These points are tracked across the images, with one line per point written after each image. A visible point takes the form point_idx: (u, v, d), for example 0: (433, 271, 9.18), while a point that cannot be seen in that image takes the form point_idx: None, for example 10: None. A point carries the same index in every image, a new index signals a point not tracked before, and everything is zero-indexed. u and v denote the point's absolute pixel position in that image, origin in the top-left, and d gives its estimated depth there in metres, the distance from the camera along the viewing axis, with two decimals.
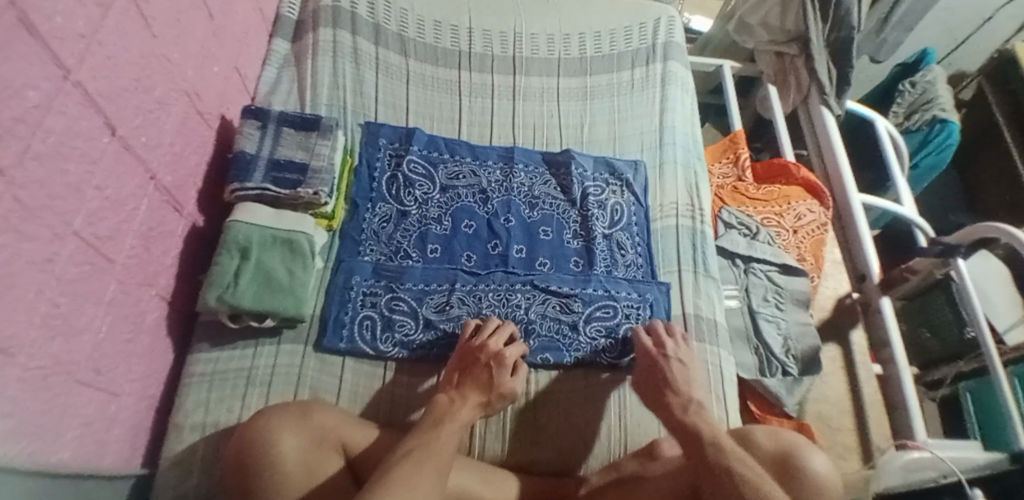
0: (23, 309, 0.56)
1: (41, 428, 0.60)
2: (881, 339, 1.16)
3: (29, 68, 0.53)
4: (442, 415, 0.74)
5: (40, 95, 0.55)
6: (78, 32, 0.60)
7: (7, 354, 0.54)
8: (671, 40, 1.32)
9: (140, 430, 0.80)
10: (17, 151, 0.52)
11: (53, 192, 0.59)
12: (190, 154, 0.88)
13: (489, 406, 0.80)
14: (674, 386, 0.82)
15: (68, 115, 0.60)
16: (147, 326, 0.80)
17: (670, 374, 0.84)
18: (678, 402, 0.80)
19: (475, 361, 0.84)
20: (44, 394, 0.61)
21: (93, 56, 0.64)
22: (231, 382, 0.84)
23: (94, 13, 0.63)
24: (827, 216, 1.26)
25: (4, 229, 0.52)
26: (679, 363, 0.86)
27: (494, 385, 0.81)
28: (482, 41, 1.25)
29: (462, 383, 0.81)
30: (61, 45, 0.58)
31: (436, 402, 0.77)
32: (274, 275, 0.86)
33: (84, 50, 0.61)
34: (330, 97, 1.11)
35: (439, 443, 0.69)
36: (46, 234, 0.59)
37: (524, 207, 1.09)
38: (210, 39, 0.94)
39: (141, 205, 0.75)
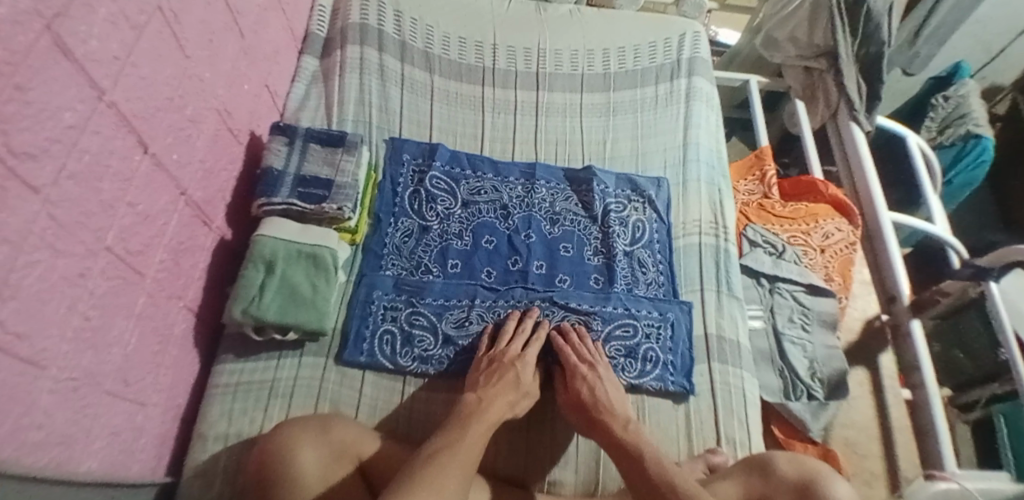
0: (56, 325, 0.59)
1: (70, 437, 0.62)
2: (910, 363, 1.12)
3: (64, 91, 0.55)
4: (470, 413, 0.76)
5: (76, 116, 0.58)
6: (112, 55, 0.63)
7: (39, 367, 0.56)
8: (695, 55, 1.31)
9: (166, 439, 0.82)
10: (52, 171, 0.55)
11: (87, 210, 0.61)
12: (220, 170, 0.91)
13: (517, 406, 0.82)
14: (597, 407, 0.83)
15: (102, 135, 0.62)
16: (175, 338, 0.82)
17: (589, 395, 0.84)
18: (612, 423, 0.80)
19: (500, 363, 0.86)
20: (73, 404, 0.63)
21: (127, 78, 0.66)
22: (255, 393, 0.86)
23: (128, 36, 0.66)
24: (857, 235, 1.23)
25: (39, 246, 0.54)
26: (602, 382, 0.86)
27: (520, 384, 0.84)
28: (506, 58, 1.26)
29: (488, 384, 0.82)
30: (96, 68, 0.60)
31: (465, 402, 0.79)
32: (298, 289, 0.87)
33: (118, 72, 0.64)
34: (356, 113, 1.14)
35: (468, 441, 0.70)
36: (80, 250, 0.61)
37: (545, 223, 1.09)
38: (242, 58, 0.97)
39: (170, 220, 0.78)
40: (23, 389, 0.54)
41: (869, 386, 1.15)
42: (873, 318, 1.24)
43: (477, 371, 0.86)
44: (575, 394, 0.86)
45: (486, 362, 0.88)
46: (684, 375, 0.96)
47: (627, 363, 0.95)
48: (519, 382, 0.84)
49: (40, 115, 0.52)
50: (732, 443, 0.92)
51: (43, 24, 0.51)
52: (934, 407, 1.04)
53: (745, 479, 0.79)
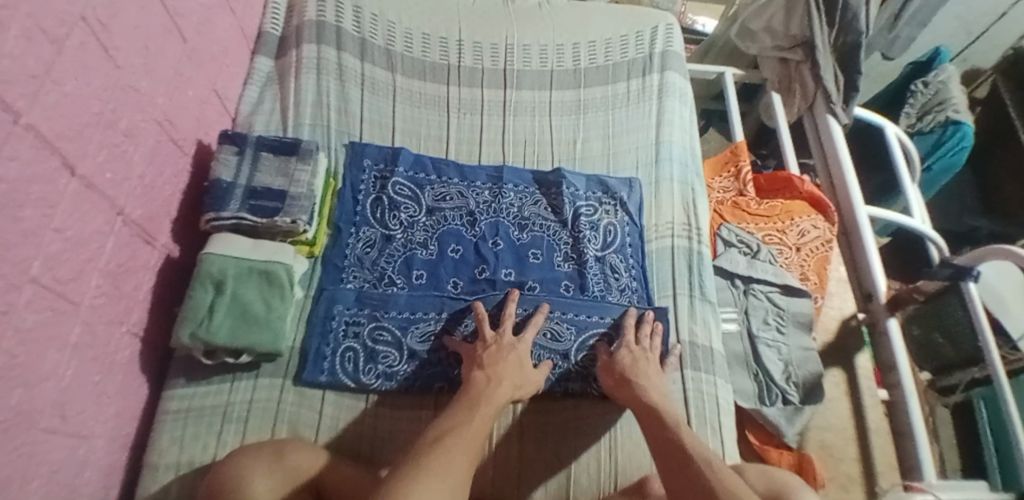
0: None
1: (3, 483, 0.58)
2: (887, 362, 1.11)
3: None
4: (479, 393, 0.77)
5: None
6: (29, 73, 0.57)
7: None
8: (668, 49, 1.27)
9: (114, 469, 0.79)
10: None
11: (6, 241, 0.56)
12: (163, 185, 0.86)
13: (521, 388, 0.82)
14: (634, 373, 0.85)
15: (22, 161, 0.57)
16: (118, 365, 0.78)
17: (629, 362, 0.87)
18: (647, 389, 0.83)
19: (500, 346, 0.85)
20: (5, 447, 0.58)
21: (47, 96, 0.61)
22: (207, 418, 0.82)
23: (47, 51, 0.60)
24: (833, 232, 1.21)
25: None
26: (645, 357, 0.89)
27: (522, 366, 0.84)
28: (473, 55, 1.21)
29: (494, 363, 0.82)
30: (11, 89, 0.55)
31: (473, 379, 0.79)
32: (250, 308, 0.83)
33: (36, 90, 0.59)
34: (314, 116, 1.08)
35: (474, 424, 0.71)
36: (2, 285, 0.56)
37: (513, 229, 1.05)
38: (186, 63, 0.91)
39: (107, 242, 0.73)
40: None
41: (845, 386, 1.14)
42: (849, 318, 1.23)
43: (475, 350, 0.85)
44: (614, 362, 0.88)
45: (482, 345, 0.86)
46: None
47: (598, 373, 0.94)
48: (522, 365, 0.84)
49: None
50: None
51: None
52: (911, 409, 1.03)
53: None
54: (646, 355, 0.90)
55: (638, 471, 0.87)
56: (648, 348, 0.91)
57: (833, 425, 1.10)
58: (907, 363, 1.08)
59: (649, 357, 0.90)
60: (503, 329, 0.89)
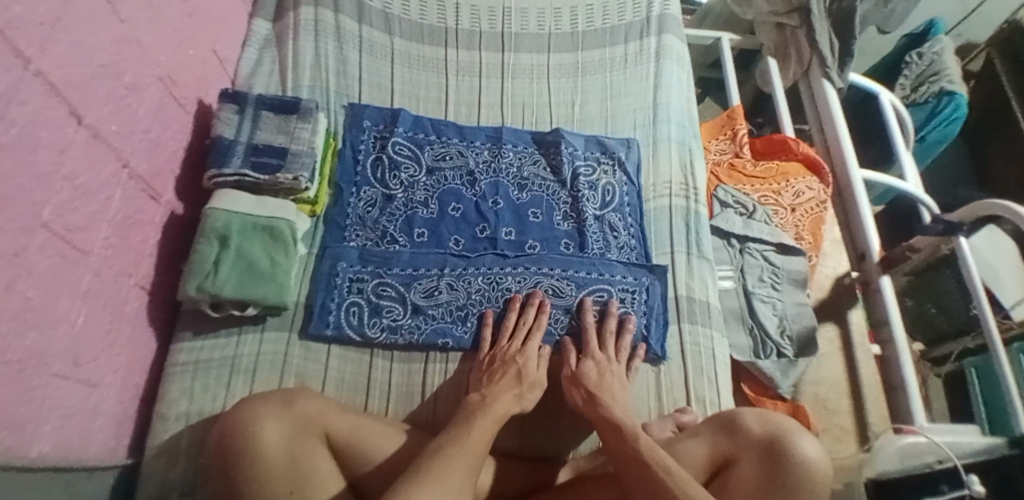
0: None
1: (19, 422, 0.59)
2: (880, 318, 1.14)
3: None
4: (475, 410, 0.76)
5: (2, 87, 0.53)
6: (39, 20, 0.58)
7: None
8: (666, 12, 1.26)
9: (125, 419, 0.80)
10: None
11: (20, 184, 0.57)
12: (167, 141, 0.87)
13: (520, 402, 0.81)
14: (601, 389, 0.82)
15: (33, 106, 0.58)
16: (127, 316, 0.79)
17: (595, 376, 0.84)
18: (614, 407, 0.79)
19: (505, 361, 0.85)
20: (21, 388, 0.59)
21: (57, 44, 0.61)
22: (216, 370, 0.84)
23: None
24: (828, 193, 1.23)
25: None
26: (610, 369, 0.87)
27: (523, 377, 0.83)
28: (471, 17, 1.21)
29: (491, 384, 0.82)
30: (22, 33, 0.55)
31: (469, 401, 0.79)
32: (255, 263, 0.84)
33: (47, 38, 0.59)
34: (312, 79, 1.08)
35: (471, 435, 0.70)
36: (15, 228, 0.56)
37: (513, 189, 1.06)
38: (186, 21, 0.91)
39: (114, 194, 0.74)
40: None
41: (839, 342, 1.17)
42: (843, 276, 1.25)
43: (482, 367, 0.87)
44: (580, 379, 0.84)
45: (489, 361, 0.87)
46: (659, 341, 0.95)
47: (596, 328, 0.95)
48: (519, 380, 0.82)
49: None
50: (702, 402, 0.93)
51: None
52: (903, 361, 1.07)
53: (710, 439, 0.79)
54: (611, 366, 0.87)
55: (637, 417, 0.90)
56: (612, 355, 0.89)
57: (827, 379, 1.13)
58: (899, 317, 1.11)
59: (613, 366, 0.87)
60: (515, 337, 0.89)
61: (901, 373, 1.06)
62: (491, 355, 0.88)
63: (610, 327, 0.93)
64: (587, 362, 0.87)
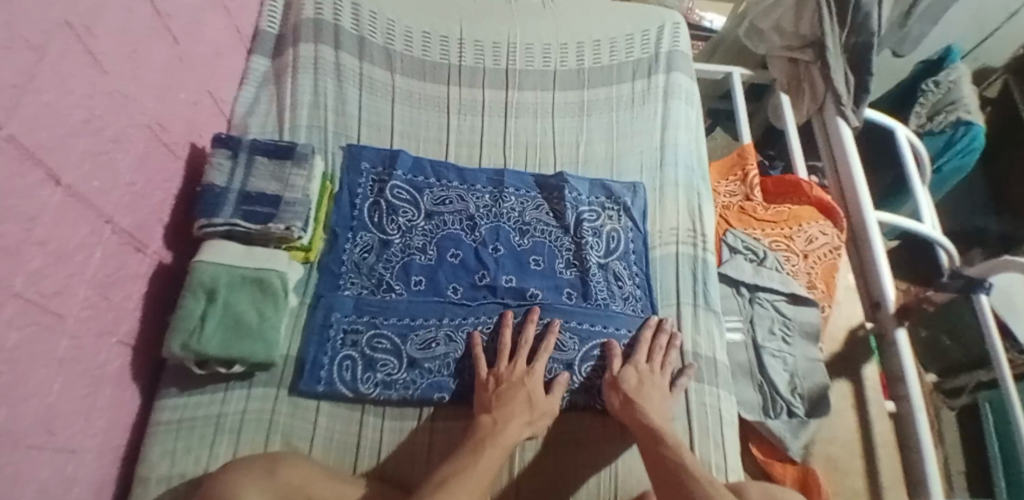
0: None
1: None
2: (896, 374, 1.10)
3: None
4: (485, 437, 0.76)
5: None
6: (9, 82, 0.55)
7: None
8: (674, 50, 1.23)
9: (105, 483, 0.78)
10: None
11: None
12: (154, 190, 0.84)
13: (531, 428, 0.81)
14: (639, 395, 0.85)
15: (2, 173, 0.56)
16: (108, 376, 0.77)
17: (634, 382, 0.87)
18: (651, 414, 0.82)
19: (512, 383, 0.84)
20: None
21: (30, 105, 0.59)
22: (199, 429, 0.81)
23: (28, 59, 0.58)
24: (842, 238, 1.19)
25: None
26: (652, 378, 0.88)
27: (533, 404, 0.82)
28: (474, 53, 1.18)
29: (501, 405, 0.81)
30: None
31: (479, 425, 0.78)
32: (243, 318, 0.81)
33: (17, 100, 0.57)
34: (310, 118, 1.05)
35: (479, 465, 0.70)
36: None
37: (514, 234, 1.03)
38: (176, 65, 0.89)
39: (94, 252, 0.72)
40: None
41: (852, 398, 1.15)
42: (858, 327, 1.22)
43: (486, 388, 0.84)
44: (620, 385, 0.87)
45: (494, 382, 0.85)
46: None
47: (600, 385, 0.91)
48: (531, 403, 0.82)
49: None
50: (708, 467, 0.88)
51: None
52: (919, 420, 1.03)
53: None
54: (652, 376, 0.89)
55: (641, 484, 0.85)
56: (656, 367, 0.90)
57: (839, 437, 1.11)
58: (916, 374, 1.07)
59: (656, 379, 0.89)
60: (514, 361, 0.87)
61: (917, 432, 1.02)
62: (494, 376, 0.85)
63: (660, 345, 0.93)
64: (628, 369, 0.89)
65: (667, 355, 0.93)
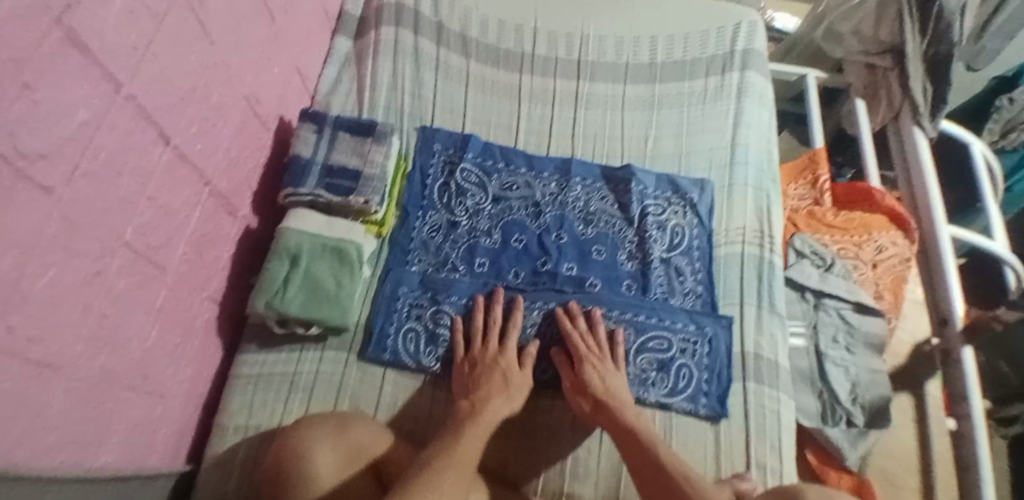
0: (70, 327, 0.57)
1: (84, 437, 0.62)
2: (957, 393, 1.06)
3: (79, 87, 0.53)
4: (465, 419, 0.75)
5: (91, 113, 0.56)
6: (131, 45, 0.60)
7: (53, 370, 0.56)
8: (750, 47, 1.21)
9: (186, 429, 0.83)
10: (65, 170, 0.53)
11: (102, 208, 0.60)
12: (247, 158, 0.90)
13: (512, 403, 0.81)
14: (606, 394, 0.84)
15: (120, 131, 0.60)
16: (198, 329, 0.83)
17: (597, 382, 0.84)
18: (624, 410, 0.82)
19: (486, 365, 0.84)
20: (89, 403, 0.62)
21: (147, 69, 0.64)
22: (276, 385, 0.86)
23: (147, 25, 0.63)
24: (913, 250, 1.15)
25: (51, 249, 0.53)
26: (609, 369, 0.87)
27: (509, 380, 0.83)
28: (547, 43, 1.19)
29: (478, 389, 0.81)
30: (113, 60, 0.58)
31: (458, 410, 0.78)
32: (322, 284, 0.86)
33: (137, 63, 0.62)
34: (389, 99, 1.09)
35: (461, 446, 0.69)
36: (95, 249, 0.60)
37: (578, 223, 1.04)
38: (272, 42, 0.94)
39: (194, 212, 0.77)
40: (34, 394, 0.53)
41: (913, 413, 1.12)
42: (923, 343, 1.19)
43: (462, 372, 0.85)
44: (583, 387, 0.85)
45: (468, 366, 0.86)
46: (717, 398, 0.91)
47: (656, 378, 0.92)
48: (507, 381, 0.82)
49: (50, 114, 0.49)
50: (763, 469, 0.87)
51: (54, 18, 0.48)
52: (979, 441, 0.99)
53: None
54: (607, 367, 0.87)
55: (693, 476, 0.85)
56: (603, 353, 0.88)
57: (899, 453, 1.08)
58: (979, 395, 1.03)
59: (611, 368, 0.87)
60: (487, 340, 0.88)
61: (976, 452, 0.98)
62: (469, 360, 0.86)
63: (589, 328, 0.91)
64: (588, 369, 0.86)
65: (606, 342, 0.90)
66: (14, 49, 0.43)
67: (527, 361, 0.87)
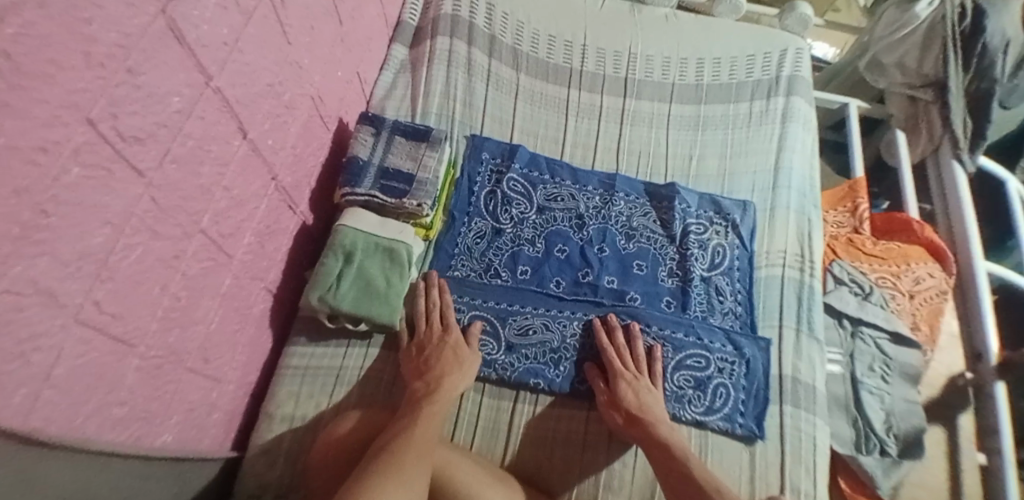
0: (148, 304, 0.60)
1: (150, 413, 0.64)
2: (988, 427, 1.08)
3: (174, 76, 0.56)
4: (420, 401, 0.79)
5: (183, 102, 0.59)
6: (221, 40, 0.64)
7: (128, 345, 0.58)
8: (796, 74, 1.23)
9: (235, 415, 0.85)
10: (157, 155, 0.56)
11: (186, 194, 0.62)
12: (309, 156, 0.93)
13: (465, 380, 0.85)
14: (641, 409, 0.84)
15: (206, 121, 0.64)
16: (253, 317, 0.86)
17: (632, 397, 0.85)
18: (659, 426, 0.83)
19: (434, 345, 0.87)
20: (157, 381, 0.64)
21: (233, 64, 0.67)
22: (322, 377, 0.88)
23: (237, 22, 0.66)
24: (950, 283, 1.15)
25: (140, 229, 0.56)
26: (641, 384, 0.87)
27: (459, 356, 0.86)
28: (596, 59, 1.22)
29: (429, 368, 0.84)
30: (205, 54, 0.61)
31: (414, 392, 0.81)
32: (372, 282, 0.88)
33: (225, 57, 0.65)
34: (440, 106, 1.13)
35: (416, 431, 0.73)
36: (177, 233, 0.62)
37: (620, 237, 1.05)
38: (338, 45, 0.97)
39: (261, 204, 0.80)
40: (112, 366, 0.56)
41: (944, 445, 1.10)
42: (957, 376, 1.17)
43: (411, 357, 0.87)
44: (617, 402, 0.85)
45: (416, 349, 0.88)
46: (754, 418, 0.91)
47: (693, 395, 0.92)
48: (458, 359, 0.86)
49: (149, 98, 0.53)
50: (797, 492, 0.86)
51: (157, 8, 0.51)
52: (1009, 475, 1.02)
53: None
54: (642, 382, 0.88)
55: None
56: (633, 368, 0.89)
57: (929, 484, 1.06)
58: (1010, 430, 1.05)
59: (646, 384, 0.88)
60: (431, 321, 0.90)
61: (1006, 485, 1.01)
62: (416, 342, 0.88)
63: (620, 342, 0.91)
64: (621, 384, 0.86)
65: (637, 357, 0.91)
66: (121, 36, 0.47)
67: (472, 339, 0.90)
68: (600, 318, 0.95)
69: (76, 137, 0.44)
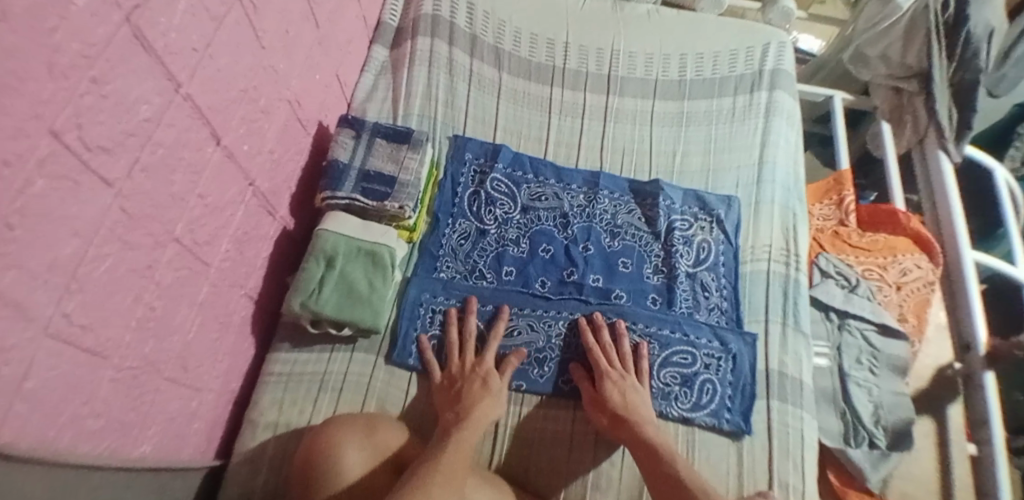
0: (122, 315, 0.59)
1: (127, 424, 0.64)
2: (977, 417, 1.08)
3: (142, 83, 0.55)
4: (449, 427, 0.76)
5: (152, 109, 0.58)
6: (192, 47, 0.63)
7: (102, 358, 0.57)
8: (780, 67, 1.22)
9: (217, 422, 0.85)
10: (126, 164, 0.55)
11: (158, 203, 0.62)
12: (288, 161, 0.93)
13: (497, 409, 0.82)
14: (627, 409, 0.84)
15: (177, 128, 0.63)
16: (234, 325, 0.85)
17: (618, 398, 0.84)
18: (646, 426, 0.82)
19: (465, 377, 0.85)
20: (134, 391, 0.64)
21: (204, 69, 0.66)
22: (306, 383, 0.88)
23: (208, 27, 0.66)
24: (938, 274, 1.15)
25: (110, 240, 0.55)
26: (628, 384, 0.87)
27: (489, 387, 0.83)
28: (578, 57, 1.21)
29: (458, 400, 0.81)
30: (174, 61, 0.60)
31: (445, 420, 0.78)
32: (355, 286, 0.87)
33: (196, 63, 0.64)
34: (422, 108, 1.12)
35: (449, 455, 0.70)
36: (149, 242, 0.62)
37: (604, 235, 1.05)
38: (316, 48, 0.97)
39: (238, 211, 0.80)
40: (86, 379, 0.55)
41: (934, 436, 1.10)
42: (945, 367, 1.17)
43: (444, 388, 0.85)
44: (603, 403, 0.85)
45: (449, 382, 0.85)
46: (741, 414, 0.90)
47: (679, 392, 0.91)
48: (489, 388, 0.83)
49: (116, 107, 0.52)
50: (785, 488, 0.86)
51: (122, 16, 0.51)
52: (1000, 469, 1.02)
53: None
54: (628, 381, 0.87)
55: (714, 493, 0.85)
56: (621, 368, 0.88)
57: (917, 476, 1.07)
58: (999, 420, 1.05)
59: (633, 384, 0.87)
60: (466, 352, 0.89)
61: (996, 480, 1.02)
62: (448, 376, 0.86)
63: (607, 341, 0.91)
64: (607, 384, 0.86)
65: (626, 357, 0.90)
66: (84, 46, 0.46)
67: (507, 367, 0.87)
68: (587, 318, 0.95)
69: (40, 148, 0.43)
